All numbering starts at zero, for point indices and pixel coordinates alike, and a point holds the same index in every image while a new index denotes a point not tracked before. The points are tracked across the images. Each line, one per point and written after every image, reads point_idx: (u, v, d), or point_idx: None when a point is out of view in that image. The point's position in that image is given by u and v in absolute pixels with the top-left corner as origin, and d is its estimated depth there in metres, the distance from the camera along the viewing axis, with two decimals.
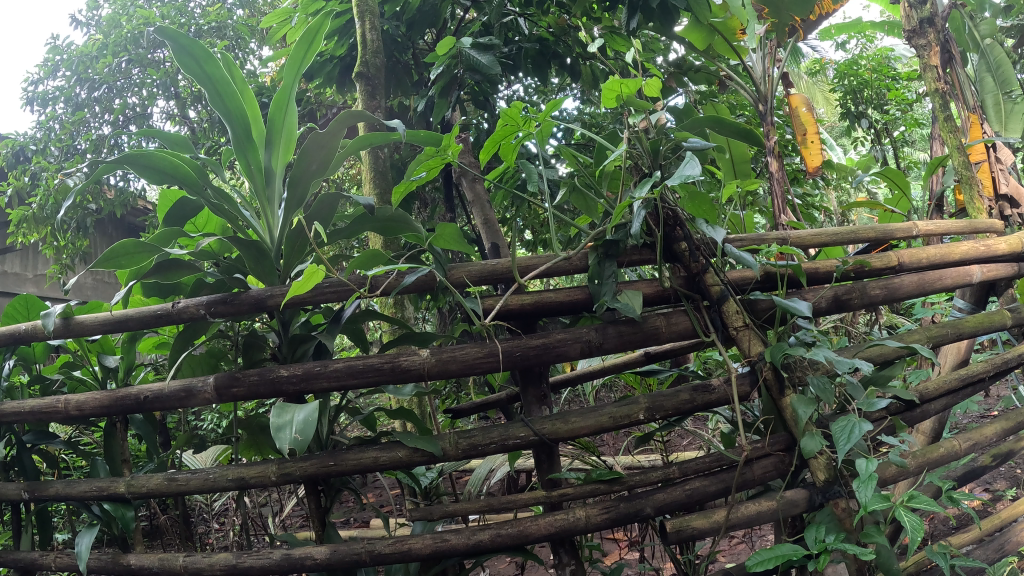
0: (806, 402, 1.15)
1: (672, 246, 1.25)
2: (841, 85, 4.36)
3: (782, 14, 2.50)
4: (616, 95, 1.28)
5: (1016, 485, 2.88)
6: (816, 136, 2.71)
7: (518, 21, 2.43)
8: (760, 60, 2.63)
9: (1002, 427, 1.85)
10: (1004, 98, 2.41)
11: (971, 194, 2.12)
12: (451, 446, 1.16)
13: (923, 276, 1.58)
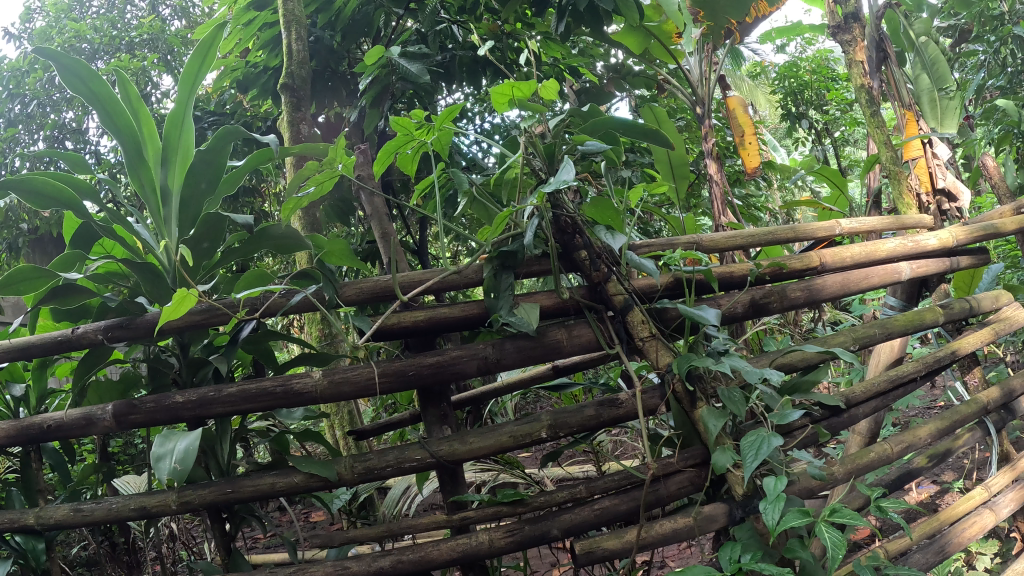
0: (716, 414, 1.14)
1: (573, 255, 1.23)
2: (782, 85, 4.40)
3: (719, 18, 2.55)
4: (510, 99, 1.24)
5: (963, 475, 2.93)
6: (755, 138, 2.70)
7: (451, 28, 2.40)
8: (697, 65, 2.67)
9: (936, 427, 1.83)
10: (939, 94, 2.45)
11: (900, 191, 2.16)
12: (346, 470, 1.10)
13: (847, 276, 1.56)
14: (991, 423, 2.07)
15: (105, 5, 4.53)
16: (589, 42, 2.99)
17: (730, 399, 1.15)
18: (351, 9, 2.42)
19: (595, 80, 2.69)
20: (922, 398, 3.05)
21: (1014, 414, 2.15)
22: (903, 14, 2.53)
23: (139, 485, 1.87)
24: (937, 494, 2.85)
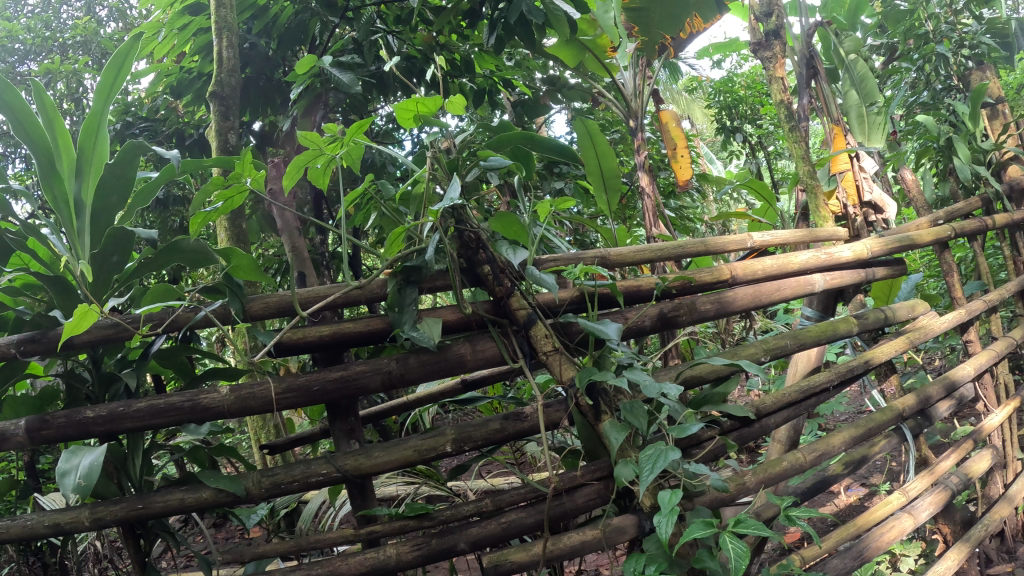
0: (618, 428, 1.24)
1: (477, 269, 1.37)
2: (716, 99, 4.69)
3: (653, 32, 2.69)
4: (415, 115, 1.39)
5: (889, 478, 3.04)
6: (687, 151, 2.76)
7: (387, 38, 2.38)
8: (633, 77, 2.72)
9: (851, 435, 1.90)
10: (866, 110, 2.53)
11: (817, 204, 2.27)
12: (253, 485, 1.12)
13: (758, 288, 1.67)
14: (907, 430, 2.14)
15: (40, 5, 4.42)
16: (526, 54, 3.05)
17: (633, 413, 1.26)
18: (286, 17, 2.41)
19: (529, 91, 2.86)
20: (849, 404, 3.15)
21: (931, 420, 2.24)
22: (833, 32, 2.67)
23: (64, 501, 1.83)
24: (865, 497, 2.95)
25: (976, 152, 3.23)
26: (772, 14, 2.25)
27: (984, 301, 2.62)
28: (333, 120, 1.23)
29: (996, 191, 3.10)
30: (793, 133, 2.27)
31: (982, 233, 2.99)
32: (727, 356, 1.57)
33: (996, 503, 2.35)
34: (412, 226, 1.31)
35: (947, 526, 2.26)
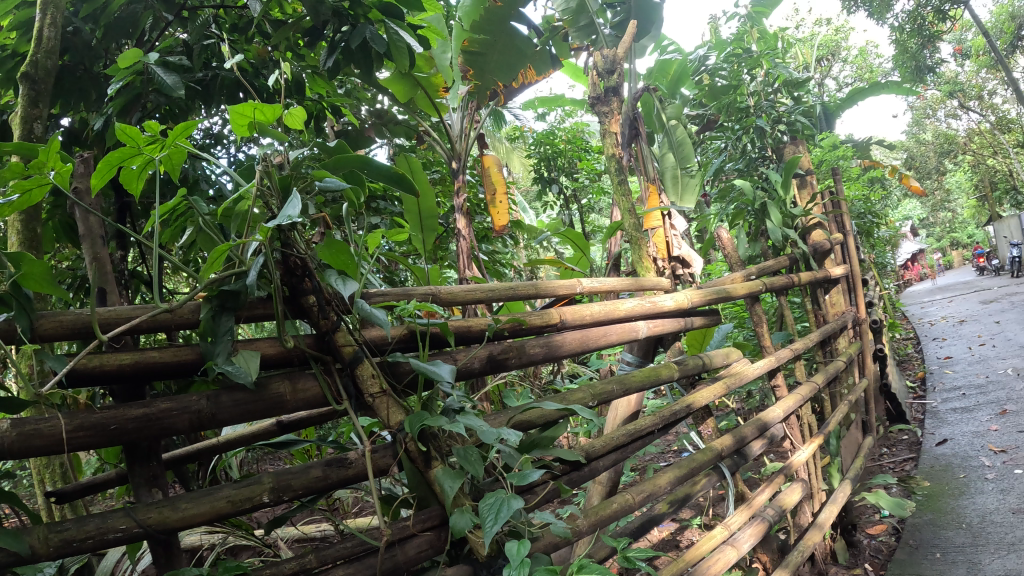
0: (452, 475, 1.21)
1: (301, 299, 1.26)
2: (537, 150, 5.60)
3: (487, 78, 3.22)
4: (250, 123, 1.26)
5: (699, 513, 3.18)
6: (503, 198, 3.17)
7: (221, 46, 2.20)
8: (459, 118, 3.26)
9: (675, 475, 1.94)
10: (679, 173, 3.42)
11: (640, 255, 2.37)
12: (38, 543, 0.92)
13: (585, 333, 1.72)
14: (725, 468, 2.22)
15: None
16: (358, 84, 3.02)
17: (468, 458, 1.24)
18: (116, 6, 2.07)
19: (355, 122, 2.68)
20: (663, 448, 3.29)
21: (745, 458, 2.34)
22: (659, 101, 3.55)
23: None
24: (676, 533, 3.06)
25: (785, 217, 3.54)
26: (612, 72, 2.50)
27: (790, 349, 2.81)
28: (154, 119, 1.10)
29: (802, 251, 3.37)
30: (620, 186, 2.40)
31: (786, 290, 3.20)
32: (560, 401, 1.57)
33: (808, 530, 2.48)
34: (237, 243, 1.17)
35: (766, 556, 2.36)
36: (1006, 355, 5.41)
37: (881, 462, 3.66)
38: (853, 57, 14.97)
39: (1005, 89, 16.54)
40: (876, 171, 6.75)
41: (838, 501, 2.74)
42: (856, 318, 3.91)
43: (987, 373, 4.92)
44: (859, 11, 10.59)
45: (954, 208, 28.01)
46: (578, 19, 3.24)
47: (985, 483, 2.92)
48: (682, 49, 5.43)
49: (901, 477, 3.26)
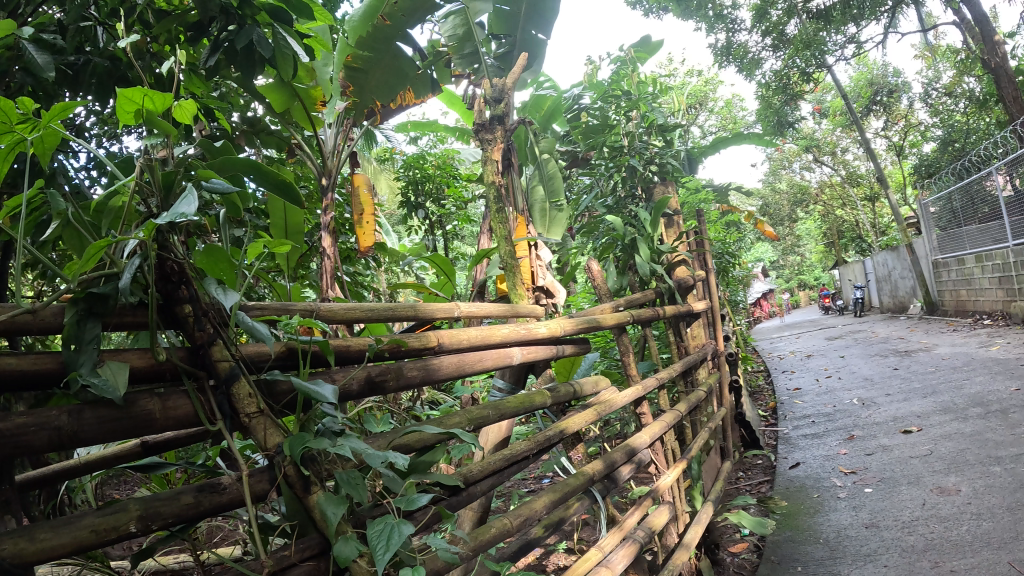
0: (334, 501, 1.14)
1: (175, 309, 1.15)
2: (407, 173, 5.55)
3: (366, 96, 3.22)
4: (136, 112, 1.21)
5: (565, 538, 3.21)
6: (371, 219, 3.13)
7: (100, 29, 2.04)
8: (334, 134, 3.37)
9: (550, 498, 1.95)
10: (550, 207, 3.63)
11: (513, 283, 2.37)
12: None
13: (462, 357, 1.67)
14: (596, 492, 2.26)
15: None
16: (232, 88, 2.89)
17: (353, 484, 1.16)
18: None
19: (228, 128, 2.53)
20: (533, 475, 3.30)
21: (616, 481, 2.37)
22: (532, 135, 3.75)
23: None
24: (542, 557, 3.06)
25: (654, 252, 3.63)
26: (498, 103, 2.51)
27: (656, 378, 2.89)
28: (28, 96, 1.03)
29: (667, 285, 3.49)
30: (497, 213, 2.44)
31: (653, 322, 3.27)
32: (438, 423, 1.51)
33: (675, 549, 2.53)
34: (114, 243, 1.09)
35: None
36: (849, 388, 5.84)
37: (738, 485, 3.83)
38: (716, 108, 16.15)
39: (853, 147, 18.07)
40: (734, 214, 7.19)
41: (702, 521, 2.83)
42: (716, 350, 4.10)
43: (834, 403, 5.30)
44: (726, 66, 11.35)
45: (796, 253, 30.33)
46: (463, 46, 3.22)
47: (836, 501, 3.10)
48: (558, 86, 5.62)
49: (760, 499, 3.41)
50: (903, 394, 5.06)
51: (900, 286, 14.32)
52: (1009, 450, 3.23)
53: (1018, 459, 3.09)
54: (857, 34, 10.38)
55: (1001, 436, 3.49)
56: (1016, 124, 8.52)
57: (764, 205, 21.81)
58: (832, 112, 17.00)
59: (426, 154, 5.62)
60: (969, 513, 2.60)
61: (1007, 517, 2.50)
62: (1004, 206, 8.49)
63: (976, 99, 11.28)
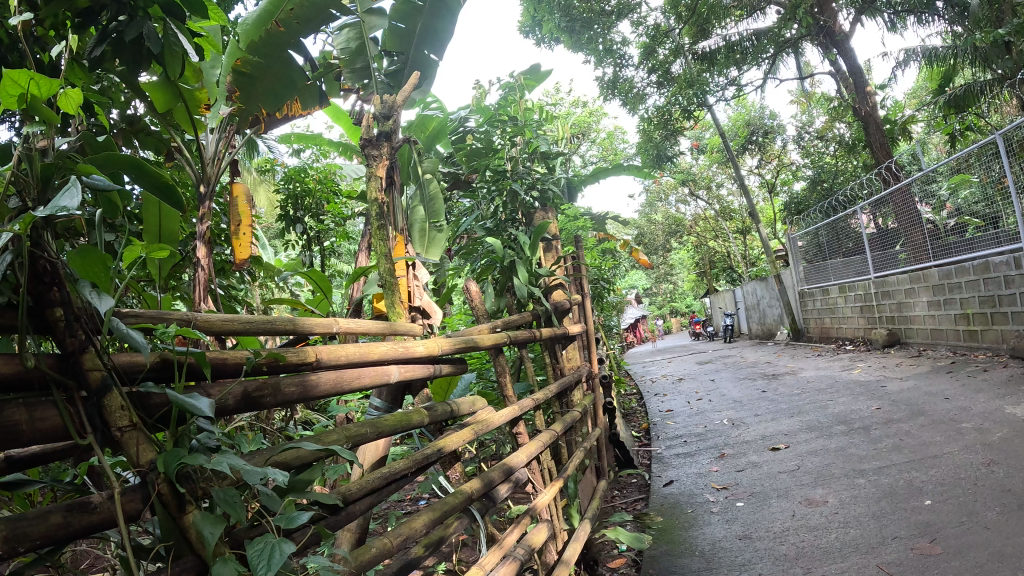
0: (211, 521, 0.99)
1: (43, 312, 0.95)
2: (288, 186, 5.41)
3: (252, 104, 3.12)
4: (20, 96, 1.14)
5: (445, 559, 3.16)
6: (248, 230, 3.00)
7: None
8: (216, 140, 3.28)
9: (429, 519, 1.87)
10: (429, 225, 3.71)
11: (391, 301, 2.31)
12: None
13: (340, 375, 1.42)
14: (474, 511, 2.22)
15: None
16: (114, 83, 2.72)
17: (230, 503, 1.02)
18: None
19: (104, 124, 2.38)
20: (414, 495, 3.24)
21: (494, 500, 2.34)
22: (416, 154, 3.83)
23: None
24: None
25: (532, 275, 3.69)
26: (386, 119, 2.50)
27: (532, 399, 2.90)
28: None
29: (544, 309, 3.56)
30: (379, 230, 2.33)
31: (529, 344, 3.28)
32: (315, 440, 1.31)
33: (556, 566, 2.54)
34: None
35: None
36: (720, 409, 6.11)
37: (614, 504, 3.91)
38: (599, 138, 16.88)
39: (728, 183, 19.13)
40: (609, 242, 7.46)
41: (580, 539, 2.89)
42: (591, 372, 4.16)
43: (705, 424, 5.53)
44: (611, 99, 11.77)
45: (671, 281, 31.65)
46: (355, 60, 3.24)
47: (711, 515, 3.23)
48: (445, 108, 5.67)
49: (636, 515, 3.50)
50: (770, 415, 5.35)
51: (768, 314, 15.20)
52: (869, 464, 3.49)
53: (879, 471, 3.33)
54: (737, 77, 11.03)
55: (860, 451, 3.77)
56: (877, 169, 9.26)
57: (640, 234, 22.65)
58: (710, 149, 17.95)
59: (307, 168, 5.52)
60: (837, 522, 2.79)
61: (871, 524, 2.69)
62: (867, 242, 9.18)
63: (842, 143, 12.19)
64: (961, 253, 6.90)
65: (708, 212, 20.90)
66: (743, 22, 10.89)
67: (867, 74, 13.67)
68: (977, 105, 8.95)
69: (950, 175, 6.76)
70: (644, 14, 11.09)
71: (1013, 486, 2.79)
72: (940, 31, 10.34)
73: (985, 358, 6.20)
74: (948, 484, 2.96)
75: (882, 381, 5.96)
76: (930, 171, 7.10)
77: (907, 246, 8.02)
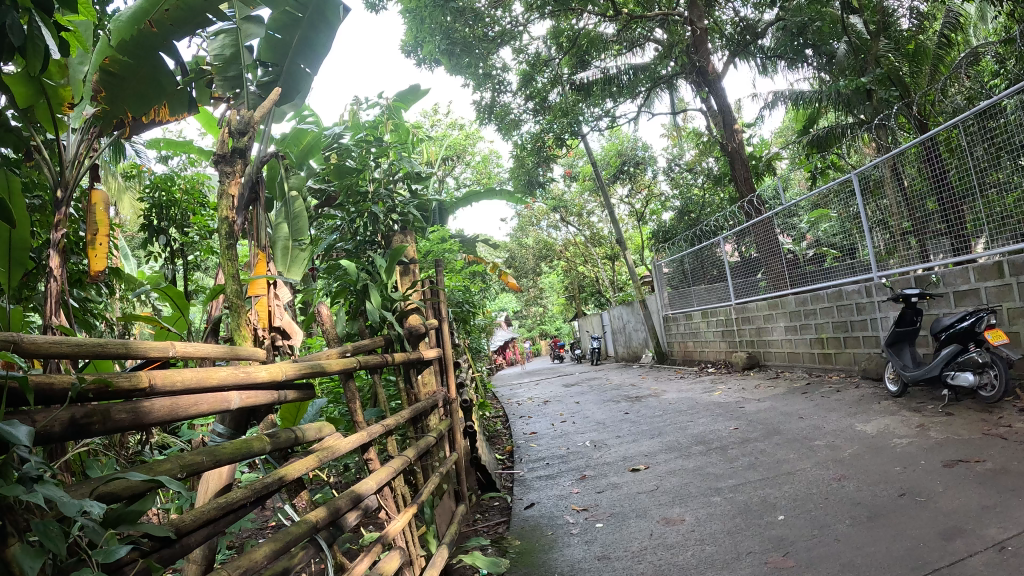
0: (31, 554, 0.92)
1: None
2: (152, 194, 5.15)
3: (117, 106, 2.95)
4: None
5: None
6: (106, 241, 2.83)
7: None
8: (77, 141, 2.98)
9: (271, 550, 1.56)
10: (292, 243, 3.62)
11: (236, 323, 2.19)
12: None
13: (175, 401, 1.27)
14: (322, 540, 1.87)
15: None
16: None
17: (48, 535, 0.95)
18: None
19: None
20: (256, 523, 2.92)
21: (341, 530, 2.03)
22: (284, 170, 3.81)
23: None
24: None
25: (385, 300, 3.46)
26: (243, 134, 2.42)
27: (383, 424, 2.55)
28: None
29: (399, 333, 3.30)
30: (226, 250, 2.28)
31: (380, 370, 2.90)
32: (145, 469, 1.18)
33: None
34: None
35: None
36: (583, 431, 6.24)
37: (474, 527, 3.86)
38: (472, 162, 17.23)
39: (598, 211, 19.83)
40: (478, 266, 7.55)
41: (436, 565, 2.84)
42: (448, 397, 3.94)
43: (567, 446, 5.62)
44: (487, 123, 11.88)
45: (546, 303, 32.23)
46: (228, 67, 3.16)
47: (571, 537, 3.28)
48: (320, 123, 5.59)
49: (494, 539, 3.47)
50: (631, 437, 5.51)
51: (633, 337, 15.70)
52: (725, 482, 3.65)
53: (734, 489, 3.49)
54: (613, 109, 11.43)
55: (718, 470, 3.94)
56: (742, 202, 9.80)
57: (512, 257, 22.94)
58: (584, 177, 18.49)
59: (173, 176, 5.29)
60: (694, 539, 2.89)
61: (725, 540, 2.81)
62: (729, 270, 9.67)
63: (710, 176, 12.83)
64: (818, 281, 7.37)
65: (579, 239, 21.53)
66: (621, 56, 11.32)
67: (736, 113, 14.49)
68: (837, 145, 9.64)
69: (810, 210, 7.23)
70: (524, 42, 11.30)
71: (859, 500, 2.98)
72: (805, 77, 11.09)
73: (837, 380, 6.62)
74: (799, 499, 3.13)
75: (740, 402, 6.26)
76: (790, 206, 7.55)
77: (767, 275, 8.49)
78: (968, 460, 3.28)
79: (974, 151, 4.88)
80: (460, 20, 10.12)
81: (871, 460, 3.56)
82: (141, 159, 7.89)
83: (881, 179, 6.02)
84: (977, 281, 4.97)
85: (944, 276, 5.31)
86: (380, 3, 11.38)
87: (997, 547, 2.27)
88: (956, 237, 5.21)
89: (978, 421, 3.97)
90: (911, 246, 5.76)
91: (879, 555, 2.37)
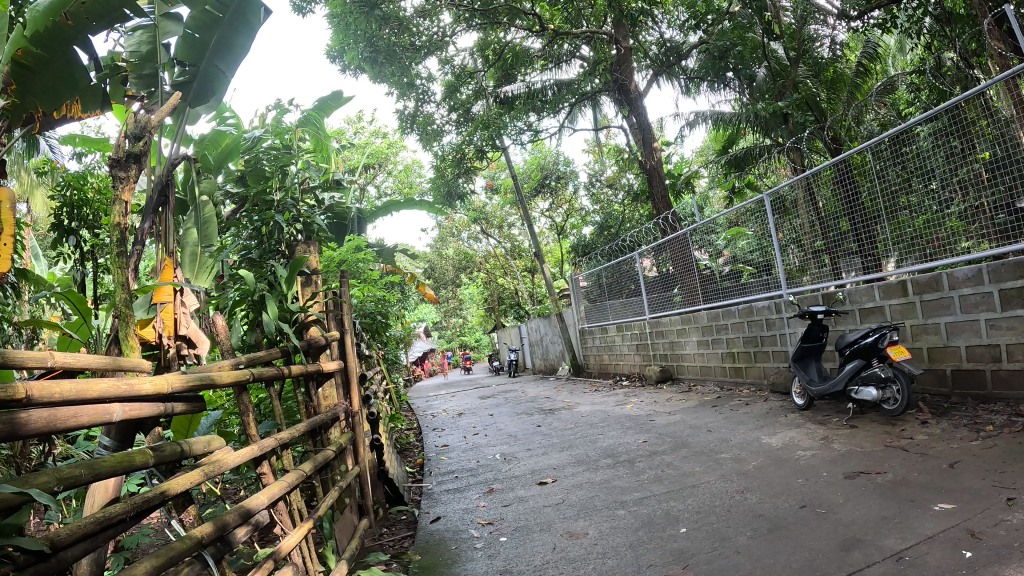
0: None
1: None
2: (60, 194, 4.95)
3: (28, 100, 2.85)
4: None
5: None
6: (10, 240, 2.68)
7: None
8: None
9: (153, 566, 1.49)
10: (201, 251, 3.54)
11: (125, 332, 2.10)
12: None
13: (53, 414, 1.20)
14: (208, 557, 1.79)
15: None
16: None
17: None
18: None
19: None
20: (148, 538, 2.79)
21: (230, 547, 1.96)
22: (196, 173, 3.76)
23: None
24: None
25: (282, 311, 3.31)
26: (137, 139, 2.35)
27: (277, 437, 2.47)
28: None
29: (296, 345, 3.17)
30: (120, 257, 2.20)
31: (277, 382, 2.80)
32: (17, 482, 1.10)
33: None
34: None
35: None
36: (494, 444, 6.26)
37: (380, 541, 3.79)
38: (393, 171, 17.12)
39: (518, 224, 19.98)
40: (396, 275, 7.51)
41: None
42: (348, 410, 3.79)
43: (478, 459, 5.62)
44: (408, 133, 11.82)
45: (466, 314, 32.19)
46: (144, 66, 3.08)
47: (475, 552, 3.27)
48: (241, 126, 5.49)
49: (397, 555, 3.42)
50: (542, 449, 5.56)
51: (551, 349, 15.82)
52: (630, 496, 3.71)
53: (639, 503, 3.55)
54: (535, 123, 11.54)
55: (623, 483, 4.00)
56: (659, 218, 10.02)
57: (431, 268, 22.81)
58: (507, 189, 18.60)
59: (87, 175, 5.09)
60: (596, 553, 2.93)
61: (627, 553, 2.86)
62: (645, 285, 9.87)
63: (630, 192, 13.11)
64: (731, 297, 7.59)
65: (501, 250, 21.62)
66: (547, 71, 11.45)
67: (658, 133, 14.84)
68: (753, 166, 9.98)
69: (727, 228, 7.45)
70: (451, 53, 11.32)
71: (761, 512, 3.07)
72: (725, 100, 11.44)
73: (748, 393, 6.81)
74: (702, 512, 3.21)
75: (651, 415, 6.38)
76: (708, 223, 7.75)
77: (682, 290, 8.70)
78: (869, 472, 3.41)
79: (886, 175, 5.11)
80: (385, 26, 10.05)
81: (775, 472, 3.67)
82: (54, 155, 7.59)
83: (795, 200, 6.24)
84: (882, 299, 5.22)
85: (852, 293, 5.55)
86: (307, 6, 11.20)
87: (894, 557, 2.37)
88: (866, 256, 5.44)
89: (880, 434, 4.15)
90: (823, 264, 5.99)
91: (779, 566, 2.45)
